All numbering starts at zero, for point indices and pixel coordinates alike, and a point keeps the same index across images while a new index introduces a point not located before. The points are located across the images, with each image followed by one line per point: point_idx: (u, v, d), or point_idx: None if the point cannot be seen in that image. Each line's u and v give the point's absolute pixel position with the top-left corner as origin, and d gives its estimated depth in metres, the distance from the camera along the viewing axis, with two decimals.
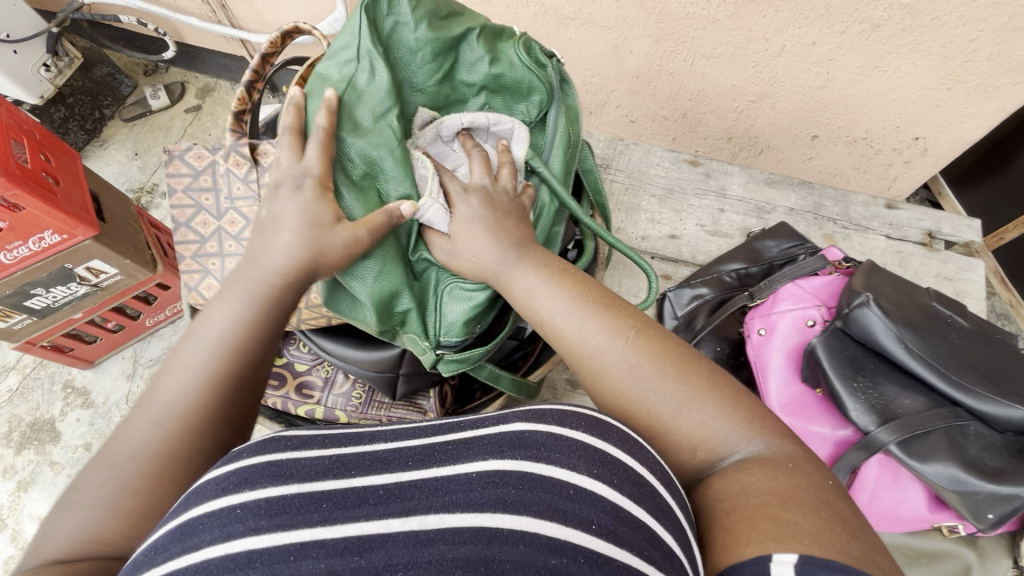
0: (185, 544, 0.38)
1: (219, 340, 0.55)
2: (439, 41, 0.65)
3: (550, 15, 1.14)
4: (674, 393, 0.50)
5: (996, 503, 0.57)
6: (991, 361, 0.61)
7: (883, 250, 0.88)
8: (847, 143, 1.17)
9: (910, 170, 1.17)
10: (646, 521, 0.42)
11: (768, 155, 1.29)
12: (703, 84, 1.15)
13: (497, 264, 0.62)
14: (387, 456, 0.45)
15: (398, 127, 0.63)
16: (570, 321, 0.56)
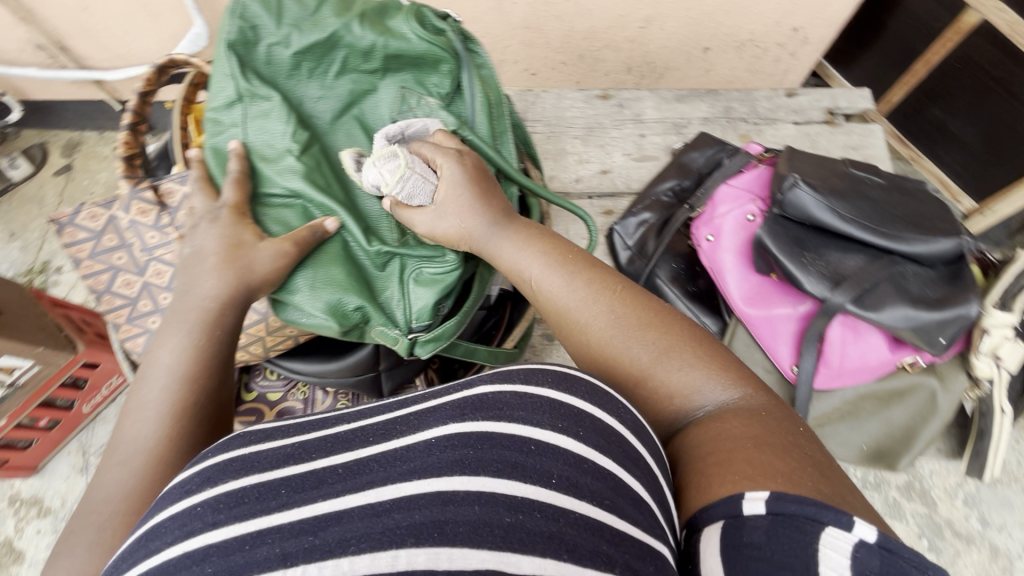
0: (147, 548, 0.37)
1: (172, 375, 0.52)
2: (315, 46, 0.64)
3: None
4: (654, 342, 0.53)
5: (945, 326, 0.62)
6: (911, 208, 0.68)
7: (794, 136, 0.94)
8: (735, 48, 1.22)
9: (796, 62, 1.26)
10: (612, 469, 0.42)
11: (668, 77, 1.33)
12: (592, 20, 1.17)
13: (483, 237, 0.62)
14: (349, 435, 0.44)
15: (308, 143, 0.64)
16: (556, 284, 0.58)
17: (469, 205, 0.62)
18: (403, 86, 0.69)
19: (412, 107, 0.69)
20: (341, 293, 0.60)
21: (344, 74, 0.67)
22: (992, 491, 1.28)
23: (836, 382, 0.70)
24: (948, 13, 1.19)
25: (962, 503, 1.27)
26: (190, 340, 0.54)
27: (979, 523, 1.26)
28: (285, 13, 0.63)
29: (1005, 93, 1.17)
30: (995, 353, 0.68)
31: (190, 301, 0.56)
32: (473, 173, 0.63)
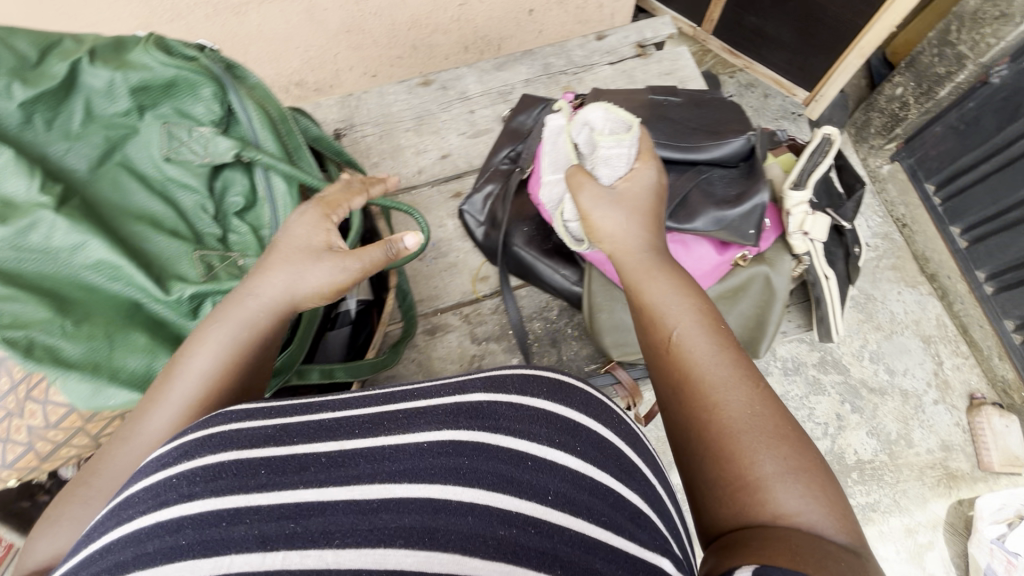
0: (120, 517, 0.40)
1: (205, 377, 0.55)
2: (44, 94, 0.61)
3: (223, 10, 1.04)
4: (784, 459, 0.50)
5: (748, 219, 0.71)
6: (700, 116, 0.80)
7: (611, 76, 1.00)
8: (557, 4, 1.25)
9: (617, 4, 1.31)
10: (610, 484, 0.49)
11: (506, 46, 1.34)
12: (411, 10, 1.16)
13: (636, 251, 0.65)
14: (331, 424, 0.47)
15: (57, 193, 0.59)
16: (697, 343, 0.57)
17: (638, 227, 0.66)
18: (164, 121, 0.67)
19: (182, 140, 0.67)
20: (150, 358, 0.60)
21: (89, 118, 0.65)
22: (890, 343, 1.42)
23: None
24: None
25: (869, 362, 1.40)
26: (227, 358, 0.56)
27: (887, 374, 1.39)
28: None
29: None
30: (804, 228, 0.74)
31: (248, 318, 0.59)
32: (650, 195, 0.68)
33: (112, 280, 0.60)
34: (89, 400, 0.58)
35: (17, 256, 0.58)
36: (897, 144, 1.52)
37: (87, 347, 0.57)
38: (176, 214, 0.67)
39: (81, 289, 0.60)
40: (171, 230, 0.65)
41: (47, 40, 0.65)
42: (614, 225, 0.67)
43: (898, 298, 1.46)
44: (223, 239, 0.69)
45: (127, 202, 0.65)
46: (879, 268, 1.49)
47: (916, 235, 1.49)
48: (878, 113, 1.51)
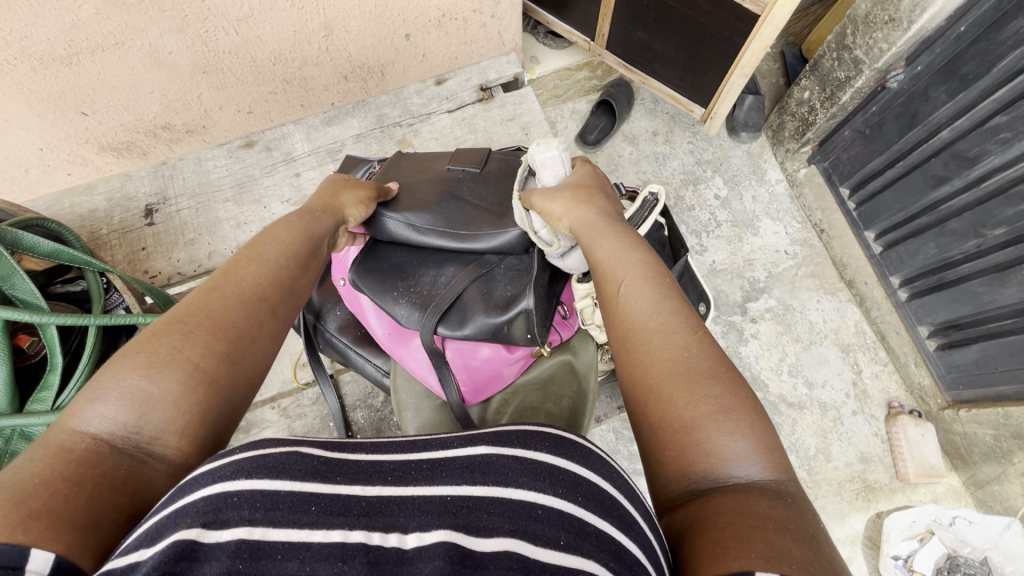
0: (170, 528, 0.35)
1: (275, 256, 0.62)
2: None
3: (51, 62, 0.95)
4: (720, 395, 0.46)
5: (520, 324, 0.73)
6: (488, 192, 0.83)
7: (451, 125, 1.27)
8: (434, 26, 1.18)
9: (502, 21, 1.24)
10: (612, 531, 0.40)
11: (390, 71, 1.28)
12: (270, 45, 1.08)
13: (581, 220, 0.65)
14: (369, 467, 0.43)
15: None
16: (637, 292, 0.54)
17: (584, 196, 0.67)
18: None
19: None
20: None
21: None
22: (809, 354, 1.39)
23: (478, 392, 0.80)
24: None
25: (787, 376, 1.37)
26: (307, 241, 0.66)
27: (805, 387, 1.36)
28: None
29: (685, 10, 1.09)
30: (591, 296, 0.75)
31: (316, 226, 0.70)
32: (591, 178, 0.71)
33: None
34: None
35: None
36: (812, 148, 1.47)
37: None
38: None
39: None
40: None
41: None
42: (564, 211, 0.67)
43: (817, 307, 1.43)
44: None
45: None
46: (798, 276, 1.46)
47: (833, 241, 1.46)
48: (790, 117, 1.46)
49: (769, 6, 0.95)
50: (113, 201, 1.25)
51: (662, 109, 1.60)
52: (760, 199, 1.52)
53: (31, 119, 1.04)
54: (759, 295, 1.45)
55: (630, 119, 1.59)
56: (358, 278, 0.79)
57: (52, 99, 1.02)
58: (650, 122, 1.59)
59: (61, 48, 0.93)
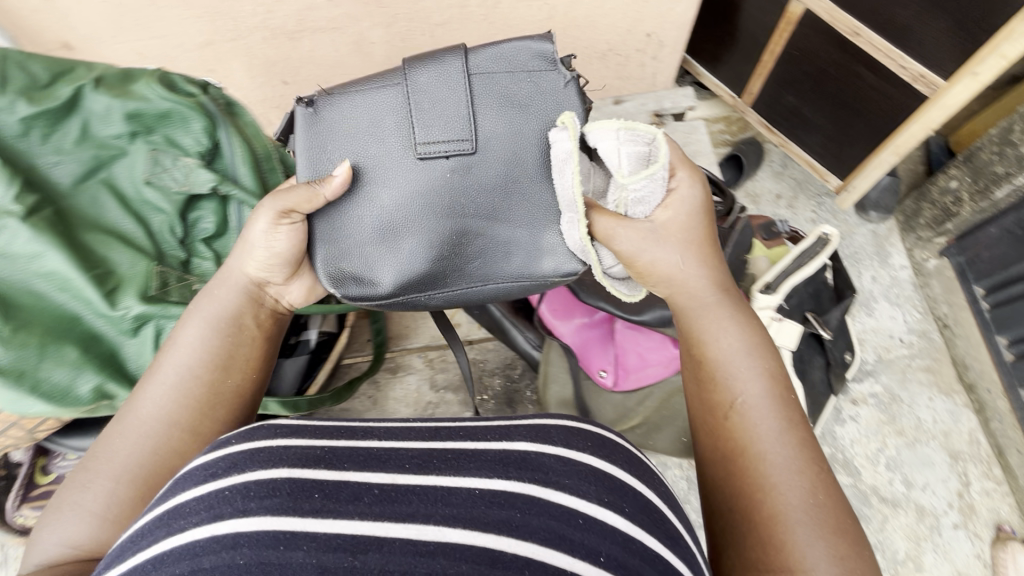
0: (171, 526, 0.42)
1: (189, 361, 0.66)
2: (46, 112, 0.69)
3: (280, 35, 1.12)
4: (828, 550, 0.50)
5: None
6: (485, 201, 0.77)
7: None
8: (598, 58, 1.27)
9: (660, 64, 1.31)
10: (659, 550, 0.46)
11: None
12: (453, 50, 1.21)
13: (699, 301, 0.67)
14: (381, 454, 0.50)
15: (32, 202, 0.67)
16: (760, 407, 0.59)
17: (698, 269, 0.68)
18: (153, 148, 0.75)
19: (166, 167, 0.75)
20: (73, 375, 0.70)
21: (82, 138, 0.72)
22: (912, 452, 1.30)
23: (641, 374, 0.89)
24: (777, 6, 1.14)
25: (884, 469, 1.29)
26: (211, 336, 0.67)
27: (903, 485, 1.27)
28: (11, 85, 0.68)
29: (847, 81, 1.11)
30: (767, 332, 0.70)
31: (220, 313, 0.69)
32: (699, 228, 0.70)
33: (59, 291, 0.69)
34: (14, 404, 0.67)
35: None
36: (948, 240, 1.42)
37: (19, 353, 0.66)
38: (145, 234, 0.75)
39: (32, 295, 0.68)
40: (134, 246, 0.74)
41: (60, 66, 0.73)
42: (665, 267, 0.68)
43: (928, 405, 1.34)
44: (185, 261, 0.79)
45: (99, 217, 0.73)
46: (911, 368, 1.38)
47: (957, 338, 1.38)
48: (929, 205, 1.42)
49: (943, 90, 0.96)
50: None
51: (789, 174, 1.59)
52: (879, 281, 1.47)
53: (245, 80, 1.22)
54: (863, 378, 1.38)
55: (754, 179, 1.58)
56: None
57: (268, 66, 1.19)
58: (775, 184, 1.58)
59: (292, 24, 1.09)
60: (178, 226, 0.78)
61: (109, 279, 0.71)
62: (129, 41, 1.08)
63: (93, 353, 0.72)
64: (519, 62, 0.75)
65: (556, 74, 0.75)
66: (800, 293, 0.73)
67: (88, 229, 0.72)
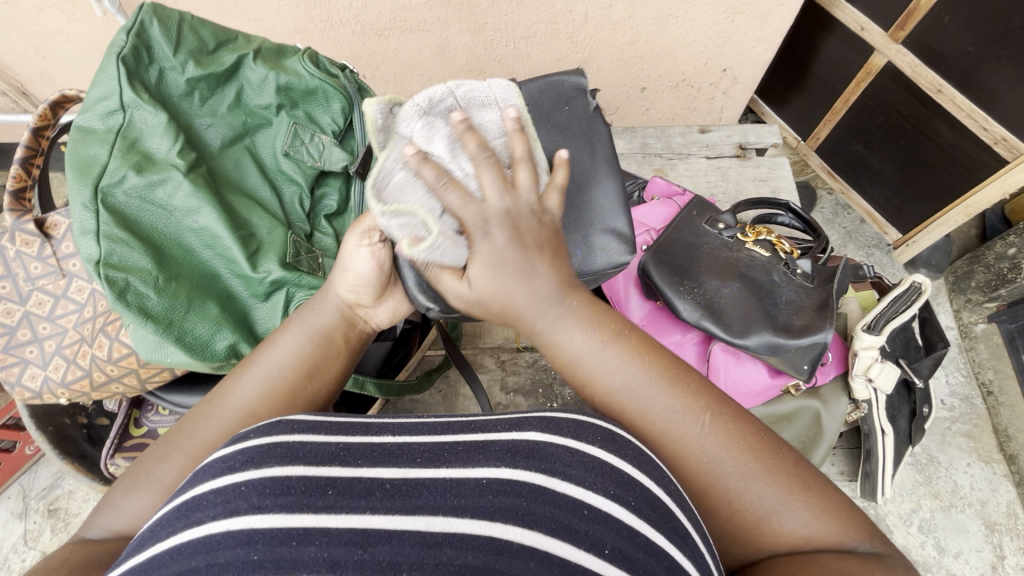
0: (189, 519, 0.39)
1: (284, 365, 0.60)
2: (212, 75, 0.66)
3: (369, 31, 1.14)
4: (776, 491, 0.46)
5: (805, 352, 0.67)
6: None
7: (705, 169, 1.24)
8: (671, 87, 1.29)
9: (729, 99, 1.33)
10: (666, 546, 0.41)
11: (613, 114, 1.38)
12: (531, 64, 1.23)
13: (532, 308, 0.50)
14: (395, 449, 0.46)
15: (193, 157, 0.64)
16: (631, 390, 0.50)
17: (516, 276, 0.49)
18: (295, 121, 0.71)
19: (305, 141, 0.71)
20: (215, 329, 0.61)
21: (237, 105, 0.69)
22: (947, 517, 1.25)
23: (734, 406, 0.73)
24: (859, 55, 1.17)
25: (916, 530, 1.23)
26: (308, 345, 0.61)
27: (936, 550, 1.21)
28: (182, 42, 0.66)
29: (920, 135, 1.13)
30: (868, 374, 0.70)
31: (317, 323, 0.62)
32: (505, 242, 0.49)
33: (206, 247, 0.64)
34: (153, 352, 0.59)
35: (140, 206, 0.62)
36: (998, 305, 1.41)
37: (171, 304, 0.59)
38: (279, 204, 0.71)
39: (181, 250, 0.64)
40: (271, 213, 0.70)
41: (225, 34, 0.70)
42: (487, 269, 0.49)
43: (965, 471, 1.30)
44: (310, 235, 0.74)
45: (243, 181, 0.70)
46: (950, 431, 1.35)
47: (1001, 407, 1.35)
48: (983, 269, 1.42)
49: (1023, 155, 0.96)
50: None
51: (840, 222, 1.54)
52: None
53: None
54: None
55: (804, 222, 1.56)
56: (643, 265, 0.75)
57: (350, 58, 1.22)
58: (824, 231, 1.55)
59: (383, 21, 1.11)
60: (308, 200, 0.74)
61: (255, 242, 0.66)
62: (223, 20, 1.11)
63: (231, 313, 0.65)
64: (560, 92, 0.76)
65: (585, 102, 0.77)
66: (893, 338, 0.73)
67: (231, 194, 0.67)
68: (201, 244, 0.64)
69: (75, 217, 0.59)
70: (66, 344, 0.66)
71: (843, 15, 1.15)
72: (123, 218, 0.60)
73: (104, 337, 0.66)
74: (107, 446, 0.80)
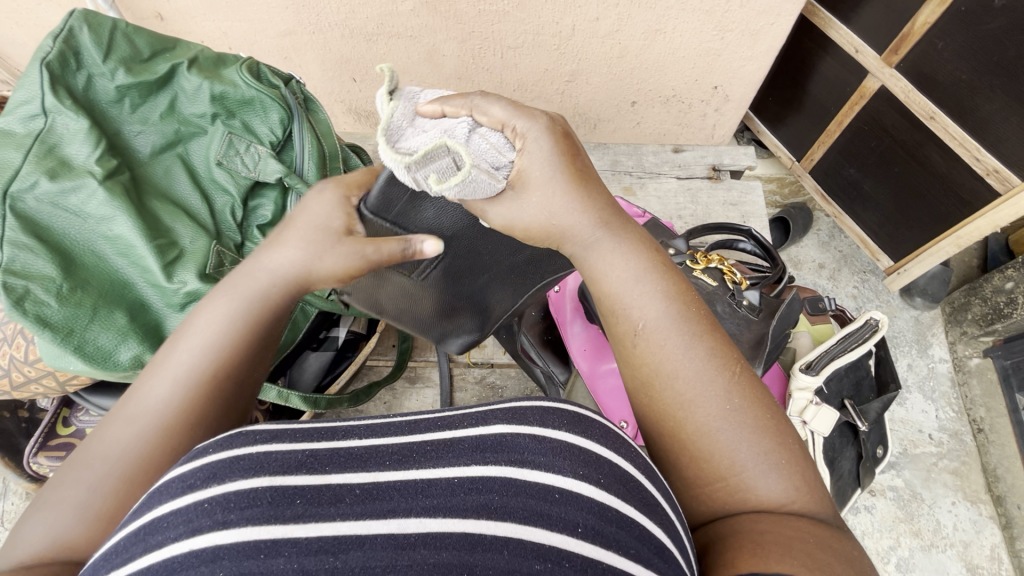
0: (147, 543, 0.35)
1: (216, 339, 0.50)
2: (141, 84, 0.69)
3: (358, 36, 1.15)
4: (769, 452, 0.45)
5: None
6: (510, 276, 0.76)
7: (676, 189, 1.29)
8: (662, 103, 1.27)
9: (721, 116, 1.31)
10: (636, 517, 0.41)
11: (602, 128, 1.36)
12: (520, 74, 1.22)
13: (580, 228, 0.52)
14: (364, 453, 0.43)
15: (113, 164, 0.65)
16: (668, 329, 0.48)
17: (567, 184, 0.51)
18: (230, 131, 0.73)
19: (239, 151, 0.73)
20: (119, 339, 0.63)
21: (170, 114, 0.72)
22: (926, 556, 1.21)
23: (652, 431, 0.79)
24: (855, 77, 1.14)
25: (892, 568, 1.20)
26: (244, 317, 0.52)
27: None
28: (114, 51, 0.68)
29: (913, 162, 1.10)
30: (802, 416, 0.69)
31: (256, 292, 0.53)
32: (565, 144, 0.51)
33: (120, 255, 0.64)
34: (56, 359, 0.62)
35: (51, 213, 0.62)
36: (994, 340, 1.37)
37: (73, 312, 0.60)
38: (208, 213, 0.72)
39: (95, 256, 0.64)
40: (196, 221, 0.70)
41: (162, 44, 0.73)
42: (536, 167, 0.50)
43: (949, 509, 1.26)
44: (240, 245, 0.74)
45: (170, 187, 0.71)
46: (936, 467, 1.30)
47: (990, 445, 1.31)
48: (979, 301, 1.37)
49: (1015, 188, 0.93)
50: (378, 155, 1.40)
51: (836, 246, 1.52)
52: (916, 371, 1.42)
53: (316, 71, 1.25)
54: (884, 468, 1.30)
55: (799, 244, 1.53)
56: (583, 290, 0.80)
57: (340, 62, 1.22)
58: (819, 254, 1.51)
59: (372, 26, 1.12)
60: (240, 210, 0.74)
61: (174, 249, 0.66)
62: (213, 19, 1.13)
63: (141, 323, 0.66)
64: None
65: None
66: (840, 378, 0.71)
67: (155, 202, 0.68)
68: (114, 251, 0.64)
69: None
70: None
71: (839, 37, 1.12)
72: (35, 225, 0.61)
73: (21, 338, 0.68)
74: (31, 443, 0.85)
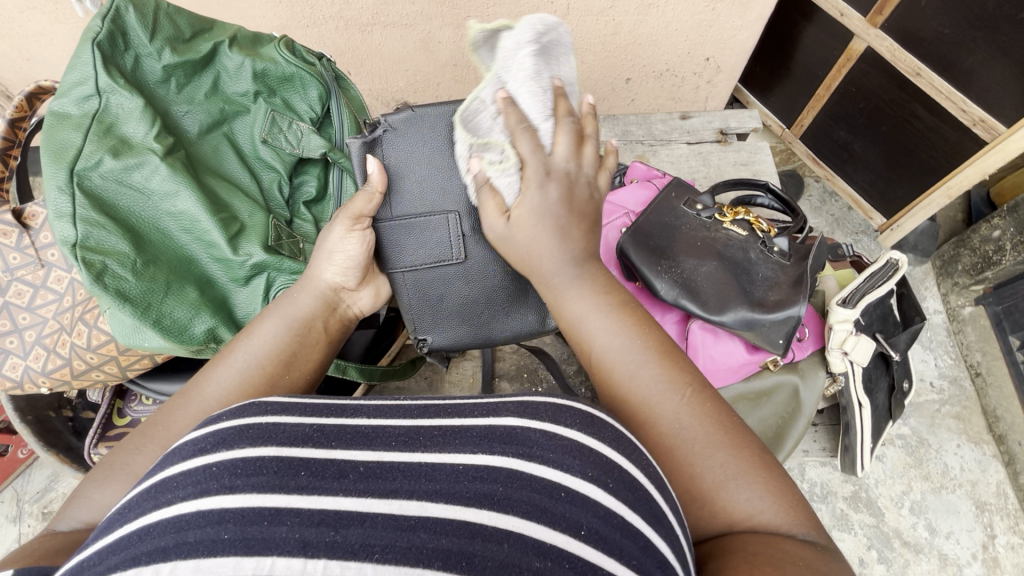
0: (158, 501, 0.35)
1: (265, 347, 0.58)
2: (189, 63, 0.68)
3: (353, 27, 1.14)
4: (723, 463, 0.46)
5: (779, 328, 0.70)
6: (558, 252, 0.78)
7: (687, 154, 1.29)
8: (655, 77, 1.30)
9: (713, 88, 1.34)
10: (642, 526, 0.37)
11: (598, 106, 1.39)
12: None
13: (550, 270, 0.57)
14: (370, 432, 0.40)
15: (172, 142, 0.64)
16: (626, 354, 0.52)
17: (554, 234, 0.57)
18: (273, 109, 0.73)
19: (283, 129, 0.73)
20: (193, 313, 0.64)
21: (213, 93, 0.71)
22: (937, 497, 1.25)
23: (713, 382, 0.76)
24: (840, 42, 1.18)
25: (907, 512, 1.24)
26: (285, 332, 0.59)
27: (926, 531, 1.21)
28: (159, 30, 0.66)
29: (901, 120, 1.14)
30: (843, 347, 0.72)
31: (296, 311, 0.61)
32: (556, 198, 0.58)
33: (184, 231, 0.65)
34: (130, 337, 0.62)
35: (117, 190, 0.62)
36: (985, 288, 1.43)
37: (149, 287, 0.61)
38: (257, 189, 0.73)
39: (160, 234, 0.65)
40: (250, 197, 0.71)
41: (201, 23, 0.71)
42: (531, 212, 0.58)
43: (955, 452, 1.31)
44: (289, 220, 0.76)
45: (221, 167, 0.71)
46: (939, 413, 1.36)
47: (989, 388, 1.37)
48: (969, 252, 1.43)
49: (1002, 135, 0.97)
50: None
51: (827, 210, 1.56)
52: None
53: None
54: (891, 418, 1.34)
55: None
56: (620, 245, 0.76)
57: (336, 55, 1.22)
58: (812, 219, 1.55)
59: (366, 17, 1.12)
60: (286, 186, 0.76)
61: (236, 223, 0.66)
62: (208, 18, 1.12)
63: (209, 298, 0.67)
64: None
65: None
66: (870, 312, 0.74)
67: (212, 180, 0.68)
68: (178, 230, 0.65)
69: (52, 200, 0.59)
70: (45, 333, 0.68)
71: (824, 3, 1.16)
72: (106, 207, 0.61)
73: (82, 326, 0.69)
74: (90, 435, 0.85)
